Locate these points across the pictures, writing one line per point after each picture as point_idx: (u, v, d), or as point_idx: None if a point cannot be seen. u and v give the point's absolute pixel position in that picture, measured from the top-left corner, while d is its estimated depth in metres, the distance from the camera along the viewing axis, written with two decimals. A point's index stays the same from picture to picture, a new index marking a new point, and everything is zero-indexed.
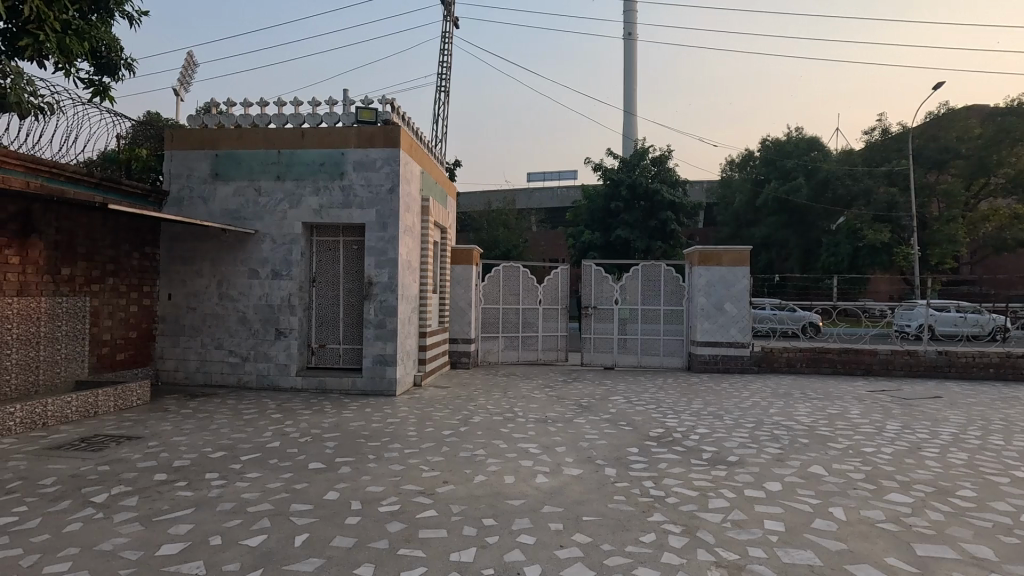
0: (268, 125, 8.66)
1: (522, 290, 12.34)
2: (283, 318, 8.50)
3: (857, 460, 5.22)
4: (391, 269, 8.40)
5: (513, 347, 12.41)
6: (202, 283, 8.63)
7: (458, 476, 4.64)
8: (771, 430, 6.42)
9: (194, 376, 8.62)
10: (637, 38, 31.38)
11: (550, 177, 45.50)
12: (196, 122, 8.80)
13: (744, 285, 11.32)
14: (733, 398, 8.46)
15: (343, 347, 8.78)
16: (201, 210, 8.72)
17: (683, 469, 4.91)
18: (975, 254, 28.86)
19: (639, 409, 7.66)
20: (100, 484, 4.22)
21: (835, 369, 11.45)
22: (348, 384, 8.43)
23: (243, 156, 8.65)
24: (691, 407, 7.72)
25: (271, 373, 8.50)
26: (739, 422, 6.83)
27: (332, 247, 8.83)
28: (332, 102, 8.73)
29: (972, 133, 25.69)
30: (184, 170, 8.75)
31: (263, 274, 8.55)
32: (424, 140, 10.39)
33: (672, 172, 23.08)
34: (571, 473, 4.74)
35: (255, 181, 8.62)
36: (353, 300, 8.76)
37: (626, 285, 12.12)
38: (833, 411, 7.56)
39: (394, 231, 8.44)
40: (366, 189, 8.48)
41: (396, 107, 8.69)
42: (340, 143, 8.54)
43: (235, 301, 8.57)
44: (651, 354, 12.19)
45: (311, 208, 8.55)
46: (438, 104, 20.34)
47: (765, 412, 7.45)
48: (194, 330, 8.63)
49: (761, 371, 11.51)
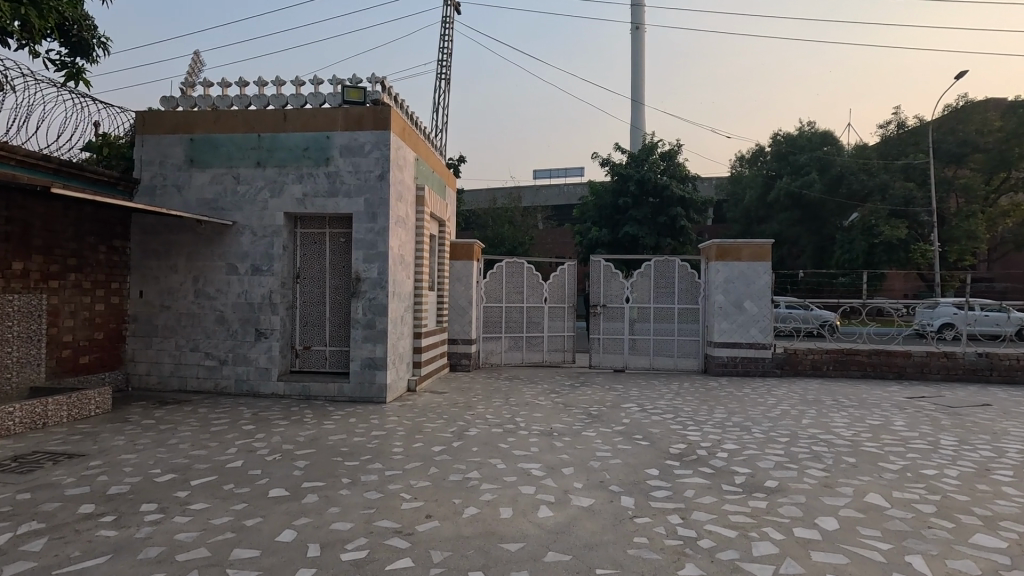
0: (248, 107, 7.94)
1: (526, 287, 11.57)
2: (263, 317, 7.77)
3: (920, 487, 4.40)
4: (381, 264, 7.65)
5: (517, 348, 11.64)
6: (177, 279, 7.92)
7: (444, 509, 3.86)
8: (810, 447, 5.61)
9: (168, 381, 7.89)
10: (645, 29, 30.45)
11: (557, 174, 44.65)
12: (170, 105, 8.08)
13: (766, 281, 10.52)
14: (758, 406, 7.66)
15: (329, 349, 8.04)
16: (176, 200, 7.98)
17: (715, 498, 4.11)
18: (995, 250, 27.85)
19: (655, 419, 6.85)
20: (7, 521, 3.47)
21: (865, 373, 10.58)
22: (334, 389, 7.67)
23: (221, 141, 7.91)
24: (714, 418, 6.90)
25: (250, 377, 7.76)
26: (772, 436, 6.02)
27: (318, 239, 8.09)
28: (317, 82, 8.00)
29: (990, 127, 24.74)
30: (157, 157, 8.01)
31: (242, 269, 7.82)
32: (420, 127, 9.64)
33: (682, 167, 22.16)
34: (580, 504, 3.95)
35: (233, 168, 7.88)
36: (341, 298, 8.04)
37: (638, 281, 11.33)
38: (874, 423, 6.74)
39: (384, 222, 7.68)
40: (353, 175, 7.73)
41: (387, 86, 7.94)
42: (325, 126, 7.79)
43: (212, 299, 7.86)
44: (664, 356, 11.38)
45: (293, 196, 7.80)
46: (438, 95, 19.55)
47: (797, 423, 6.65)
48: (168, 331, 7.91)
49: (784, 375, 10.67)
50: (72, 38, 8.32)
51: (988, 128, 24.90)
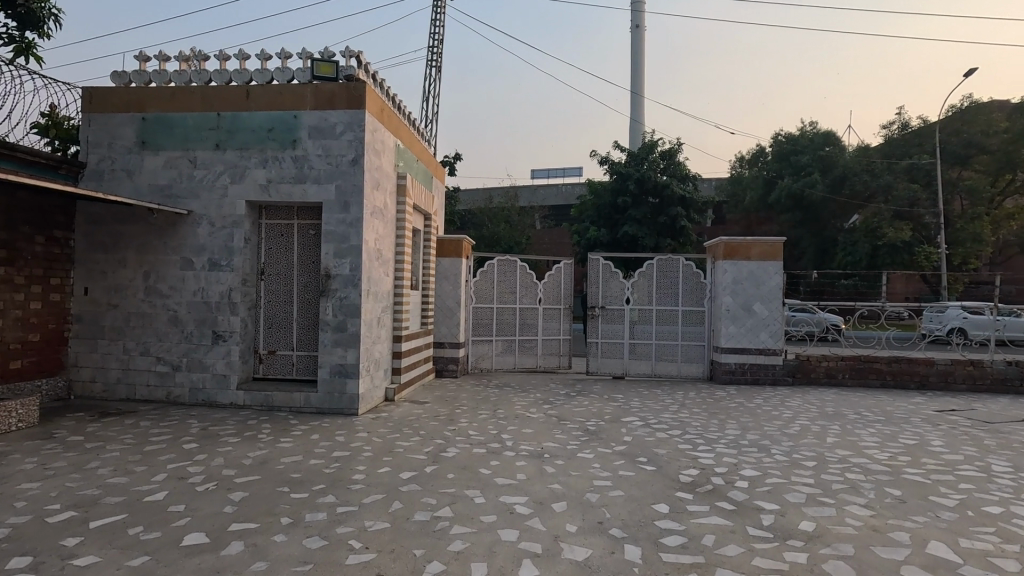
0: (208, 83, 7.12)
1: (519, 287, 10.75)
2: (221, 318, 6.94)
3: (990, 532, 3.59)
4: (353, 260, 6.83)
5: (509, 352, 10.83)
6: (126, 275, 7.09)
7: (400, 565, 3.03)
8: (843, 474, 4.81)
9: (115, 389, 7.06)
10: (643, 27, 29.66)
11: (555, 174, 43.87)
12: (120, 80, 7.24)
13: (777, 281, 9.74)
14: (774, 421, 6.88)
15: (297, 354, 7.23)
16: (126, 186, 7.14)
17: (741, 548, 3.29)
18: (999, 254, 27.16)
19: (660, 437, 6.05)
20: None
21: (884, 382, 9.80)
22: (299, 399, 6.84)
23: (177, 121, 7.08)
24: (728, 435, 6.09)
25: (206, 386, 6.94)
26: (797, 459, 5.21)
27: (285, 232, 7.28)
28: (285, 56, 7.17)
29: (995, 128, 23.91)
30: (105, 138, 7.17)
31: (199, 264, 7.00)
32: (403, 111, 8.84)
33: (682, 166, 21.39)
34: (573, 558, 3.13)
35: (190, 151, 7.06)
36: (310, 297, 7.23)
37: (639, 282, 10.53)
38: (908, 442, 5.95)
39: (358, 212, 6.85)
40: (323, 160, 6.91)
41: (363, 61, 7.12)
42: (293, 104, 6.98)
43: (165, 298, 7.03)
44: (667, 361, 10.58)
45: (256, 182, 6.98)
46: (428, 87, 18.72)
47: (823, 442, 5.86)
48: (116, 333, 7.07)
49: (796, 384, 9.87)
50: (18, 8, 7.44)
51: (993, 129, 23.95)
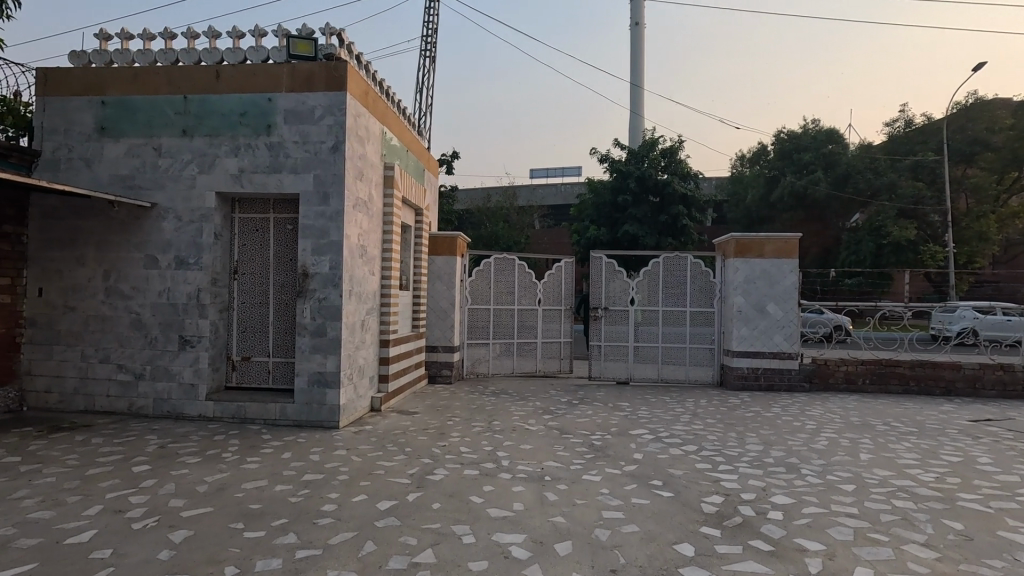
0: (175, 64, 6.48)
1: (517, 287, 10.11)
2: (189, 322, 6.30)
3: None
4: (333, 257, 6.19)
5: (507, 356, 10.20)
6: (84, 274, 6.45)
7: None
8: (890, 501, 4.17)
9: (72, 400, 6.42)
10: (642, 25, 29.03)
11: (553, 174, 43.30)
12: (78, 60, 6.59)
13: (792, 280, 9.11)
14: (797, 433, 6.26)
15: (273, 360, 6.59)
16: (84, 177, 6.50)
17: None
18: (1004, 253, 26.62)
19: (675, 453, 5.42)
20: None
21: (907, 388, 9.19)
22: (274, 411, 6.20)
23: (140, 105, 6.44)
24: (750, 452, 5.46)
25: (172, 396, 6.30)
26: (833, 482, 4.56)
27: (260, 227, 6.65)
28: (259, 34, 6.53)
29: (1001, 124, 23.33)
30: (61, 125, 6.53)
31: (164, 262, 6.36)
32: (392, 98, 8.22)
33: (683, 164, 20.76)
34: None
35: (154, 138, 6.42)
36: (287, 298, 6.59)
37: (643, 281, 9.91)
38: (951, 459, 5.32)
39: (338, 204, 6.21)
40: (300, 147, 6.28)
41: (344, 39, 6.49)
42: (267, 87, 6.34)
43: (127, 300, 6.39)
44: (674, 365, 9.94)
45: (227, 172, 6.33)
46: (421, 83, 18.08)
47: (857, 460, 5.23)
48: (73, 338, 6.43)
49: (813, 390, 9.25)
50: None
51: (998, 125, 23.41)
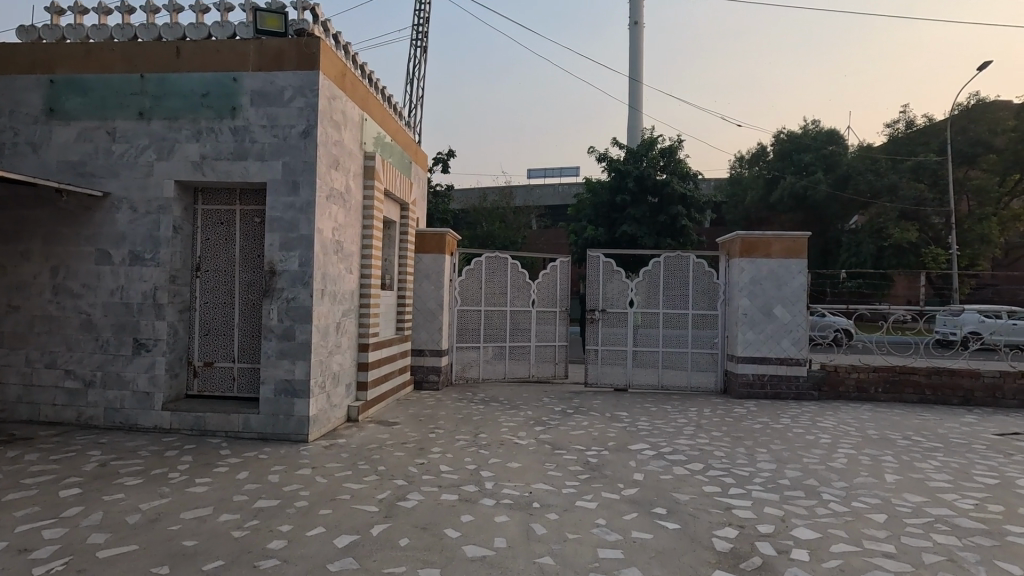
0: (132, 40, 5.89)
1: (510, 287, 9.54)
2: (144, 324, 5.71)
3: None
4: (302, 253, 5.61)
5: (499, 360, 9.63)
6: (29, 270, 5.86)
7: None
8: (931, 536, 3.61)
9: (15, 408, 5.83)
10: (641, 24, 28.46)
11: (551, 174, 42.73)
12: (27, 36, 6.01)
13: (800, 282, 8.57)
14: (812, 449, 5.70)
15: (238, 367, 6.02)
16: (31, 163, 5.91)
17: None
18: (1004, 256, 26.12)
19: (680, 473, 4.85)
20: None
21: (922, 397, 8.66)
22: (237, 423, 5.62)
23: (93, 84, 5.86)
24: (764, 472, 4.90)
25: (125, 405, 5.71)
26: (860, 511, 4.00)
27: (225, 220, 6.07)
28: (226, 7, 5.95)
29: (1004, 126, 22.83)
30: (7, 106, 5.94)
31: (117, 258, 5.78)
32: (375, 84, 7.65)
33: (683, 164, 20.24)
34: None
35: (108, 122, 5.84)
36: (254, 298, 6.02)
37: (644, 282, 9.36)
38: (987, 482, 4.76)
39: (309, 194, 5.63)
40: (268, 131, 5.70)
41: (319, 14, 5.92)
42: (232, 65, 5.76)
43: (76, 299, 5.80)
44: (676, 371, 9.39)
45: (188, 159, 5.76)
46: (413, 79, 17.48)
47: (884, 483, 4.66)
48: (17, 340, 5.85)
49: (823, 398, 8.71)
50: None
51: (1001, 126, 22.92)
